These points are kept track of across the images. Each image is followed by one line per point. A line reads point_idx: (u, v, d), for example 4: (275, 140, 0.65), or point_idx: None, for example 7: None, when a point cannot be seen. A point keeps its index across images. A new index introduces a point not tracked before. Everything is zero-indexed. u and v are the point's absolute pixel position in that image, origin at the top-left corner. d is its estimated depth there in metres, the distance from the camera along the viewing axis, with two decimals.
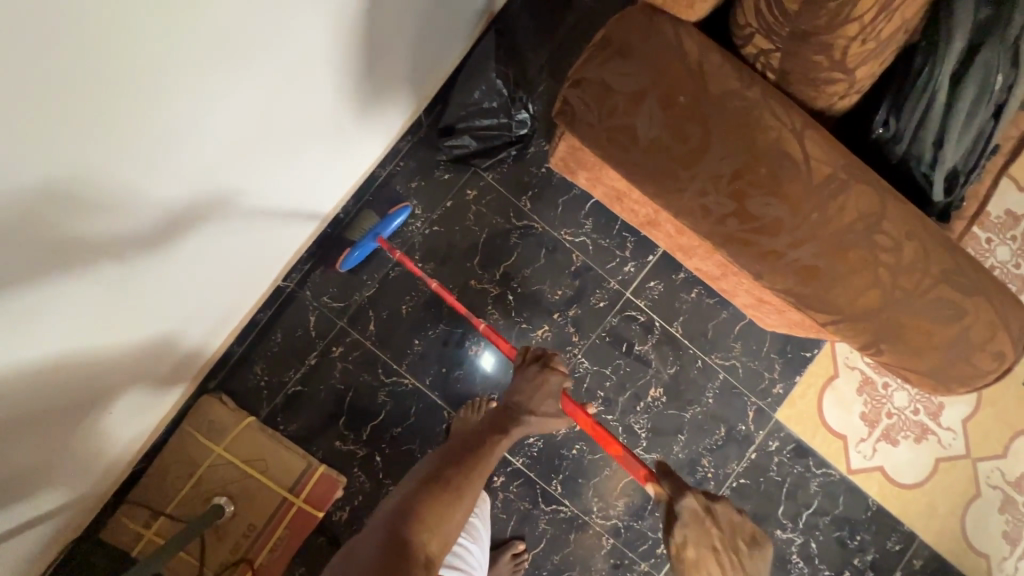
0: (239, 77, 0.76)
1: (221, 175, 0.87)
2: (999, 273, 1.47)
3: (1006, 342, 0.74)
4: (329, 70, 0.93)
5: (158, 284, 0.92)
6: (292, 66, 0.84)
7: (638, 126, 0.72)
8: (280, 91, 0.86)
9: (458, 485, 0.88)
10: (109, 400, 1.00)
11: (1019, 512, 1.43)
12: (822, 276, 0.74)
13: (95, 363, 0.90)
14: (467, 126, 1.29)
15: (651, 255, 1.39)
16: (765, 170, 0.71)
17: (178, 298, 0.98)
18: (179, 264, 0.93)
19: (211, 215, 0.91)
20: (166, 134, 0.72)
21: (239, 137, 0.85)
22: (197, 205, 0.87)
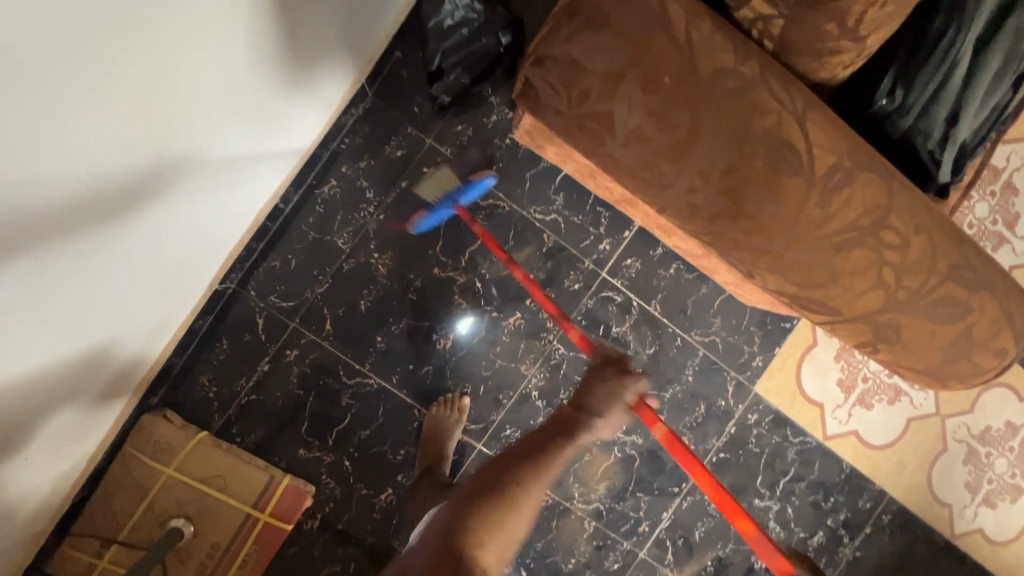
0: (117, 49, 0.59)
1: (122, 177, 0.71)
2: (977, 231, 1.44)
3: (1008, 339, 0.69)
4: (241, 33, 0.76)
5: (79, 308, 0.78)
6: (190, 31, 0.67)
7: (616, 115, 0.60)
8: (179, 66, 0.69)
9: (522, 493, 0.75)
10: (32, 435, 0.86)
11: (981, 463, 1.49)
12: (819, 277, 0.66)
13: (12, 403, 0.77)
14: (456, 57, 1.12)
15: (627, 230, 1.30)
16: (762, 163, 0.61)
17: (99, 317, 0.84)
18: (101, 285, 0.80)
19: (117, 224, 0.75)
20: (17, 128, 0.55)
21: (137, 127, 0.68)
22: (106, 213, 0.72)
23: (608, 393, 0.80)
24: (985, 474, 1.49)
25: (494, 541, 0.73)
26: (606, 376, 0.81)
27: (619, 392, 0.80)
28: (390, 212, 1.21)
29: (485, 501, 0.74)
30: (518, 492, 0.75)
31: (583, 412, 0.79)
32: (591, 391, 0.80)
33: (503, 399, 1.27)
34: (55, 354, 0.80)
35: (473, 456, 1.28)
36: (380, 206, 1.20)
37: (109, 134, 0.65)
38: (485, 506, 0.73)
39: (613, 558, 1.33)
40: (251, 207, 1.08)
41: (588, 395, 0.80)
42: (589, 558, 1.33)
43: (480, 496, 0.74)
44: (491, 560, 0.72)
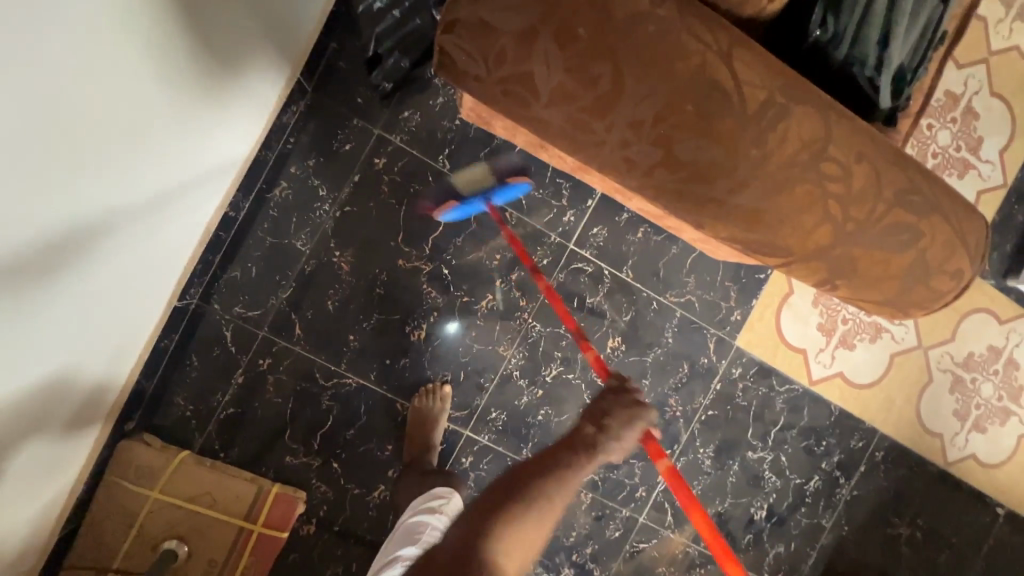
0: (20, 60, 0.54)
1: (40, 201, 0.65)
2: (942, 159, 1.43)
3: (963, 259, 0.69)
4: (141, 29, 0.70)
5: (29, 355, 0.75)
6: (87, 31, 0.62)
7: (537, 75, 0.58)
8: (86, 71, 0.64)
9: (536, 520, 0.71)
10: (1, 476, 0.82)
11: (968, 389, 1.50)
12: (766, 219, 0.65)
13: None
14: (391, 41, 1.07)
15: (590, 199, 1.28)
16: (692, 108, 0.59)
17: (46, 352, 0.79)
18: (46, 328, 0.76)
19: (47, 262, 0.70)
20: None
21: (50, 145, 0.63)
22: (43, 259, 0.69)
23: (624, 425, 0.77)
24: (972, 400, 1.51)
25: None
26: (626, 403, 0.79)
27: (633, 417, 0.78)
28: (346, 209, 1.18)
29: (510, 518, 0.69)
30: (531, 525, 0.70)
31: (605, 435, 0.76)
32: (609, 413, 0.78)
33: (484, 382, 1.27)
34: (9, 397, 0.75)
35: (462, 443, 1.27)
36: (336, 203, 1.18)
37: (20, 154, 0.59)
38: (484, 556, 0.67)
39: (614, 527, 1.34)
40: (193, 221, 1.03)
41: (606, 418, 0.77)
42: (590, 529, 1.33)
43: (481, 544, 0.68)
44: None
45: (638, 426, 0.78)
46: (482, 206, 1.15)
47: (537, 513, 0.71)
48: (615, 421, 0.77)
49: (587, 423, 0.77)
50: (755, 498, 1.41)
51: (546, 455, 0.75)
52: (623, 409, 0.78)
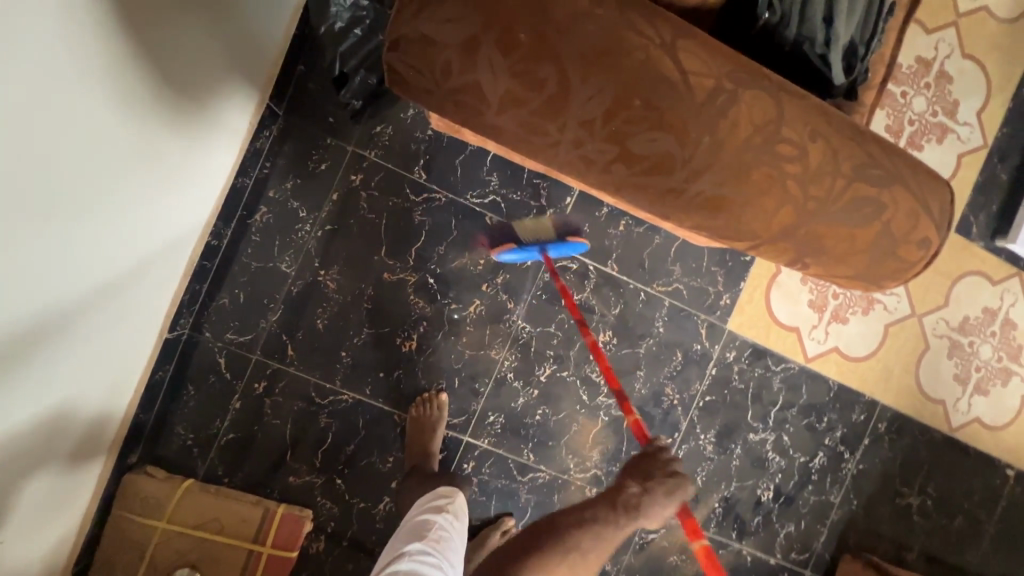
0: (20, 139, 0.57)
1: (37, 261, 0.68)
2: (919, 126, 1.43)
3: (929, 227, 0.69)
4: (117, 76, 0.72)
5: (30, 404, 0.78)
6: (72, 89, 0.64)
7: (484, 84, 0.59)
8: (74, 137, 0.67)
9: (575, 565, 0.78)
10: (9, 518, 0.83)
11: (966, 353, 1.50)
12: (727, 205, 0.65)
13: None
14: (356, 60, 1.09)
15: (569, 197, 1.29)
16: (640, 102, 0.60)
17: (34, 401, 0.79)
18: (45, 379, 0.79)
19: (42, 317, 0.73)
20: None
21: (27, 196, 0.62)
22: (38, 314, 0.71)
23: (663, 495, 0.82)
24: (971, 363, 1.50)
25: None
26: (667, 469, 0.85)
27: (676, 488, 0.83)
28: (327, 227, 1.20)
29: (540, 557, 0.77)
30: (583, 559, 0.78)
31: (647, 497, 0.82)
32: (649, 475, 0.84)
33: (480, 387, 1.28)
34: (2, 449, 0.75)
35: (462, 449, 1.28)
36: (317, 223, 1.19)
37: (12, 211, 0.60)
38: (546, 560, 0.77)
39: None
40: (171, 253, 1.03)
41: (649, 481, 0.84)
42: None
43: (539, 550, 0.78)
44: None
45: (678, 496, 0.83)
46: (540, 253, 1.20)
47: (578, 558, 0.78)
48: (658, 488, 0.83)
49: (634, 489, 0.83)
50: (761, 480, 1.41)
51: (590, 501, 0.84)
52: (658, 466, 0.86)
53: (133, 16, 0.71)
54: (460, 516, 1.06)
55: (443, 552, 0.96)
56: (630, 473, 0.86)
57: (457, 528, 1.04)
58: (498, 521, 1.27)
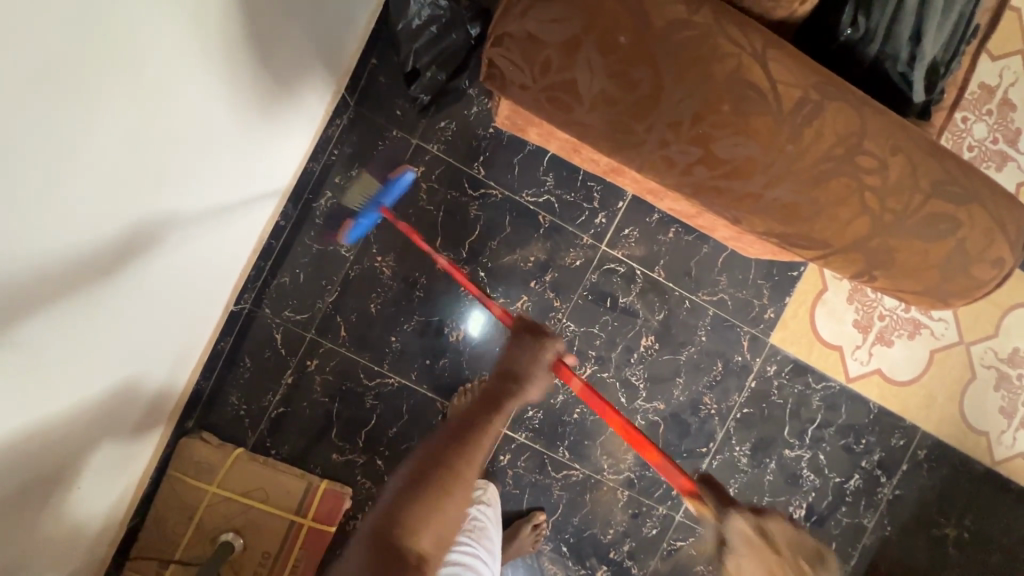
0: (131, 101, 0.64)
1: (138, 217, 0.75)
2: (977, 152, 1.42)
3: (1005, 248, 0.69)
4: (224, 56, 0.78)
5: (119, 352, 0.85)
6: (182, 63, 0.70)
7: (580, 82, 0.62)
8: (180, 107, 0.73)
9: (456, 489, 0.74)
10: (87, 461, 0.89)
11: (1014, 386, 1.47)
12: (804, 213, 0.67)
13: (77, 436, 0.83)
14: (428, 57, 1.13)
15: (621, 201, 1.31)
16: (729, 108, 0.62)
17: (116, 352, 0.84)
18: (134, 329, 0.86)
19: (137, 268, 0.80)
20: (67, 202, 0.62)
21: (128, 156, 0.68)
22: (135, 265, 0.79)
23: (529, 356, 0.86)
24: (1019, 397, 1.47)
25: (436, 536, 0.72)
26: (526, 344, 0.87)
27: (541, 354, 0.86)
28: (386, 215, 1.24)
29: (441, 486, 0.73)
30: (454, 471, 0.74)
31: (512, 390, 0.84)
32: (516, 359, 0.86)
33: None
34: (83, 396, 0.81)
35: (500, 441, 1.30)
36: None
37: (119, 165, 0.67)
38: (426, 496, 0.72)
39: (651, 524, 1.35)
40: (249, 225, 1.09)
41: (510, 371, 0.86)
42: (627, 526, 1.35)
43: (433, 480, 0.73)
44: (428, 548, 0.71)
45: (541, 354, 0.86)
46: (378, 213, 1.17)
47: (459, 480, 0.74)
48: (521, 360, 0.86)
49: (492, 385, 0.85)
50: (794, 497, 1.40)
51: (467, 414, 0.81)
52: (527, 350, 0.86)
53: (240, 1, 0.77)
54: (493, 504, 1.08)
55: (480, 540, 0.98)
56: (502, 358, 0.88)
57: (492, 516, 1.05)
58: (529, 514, 1.30)
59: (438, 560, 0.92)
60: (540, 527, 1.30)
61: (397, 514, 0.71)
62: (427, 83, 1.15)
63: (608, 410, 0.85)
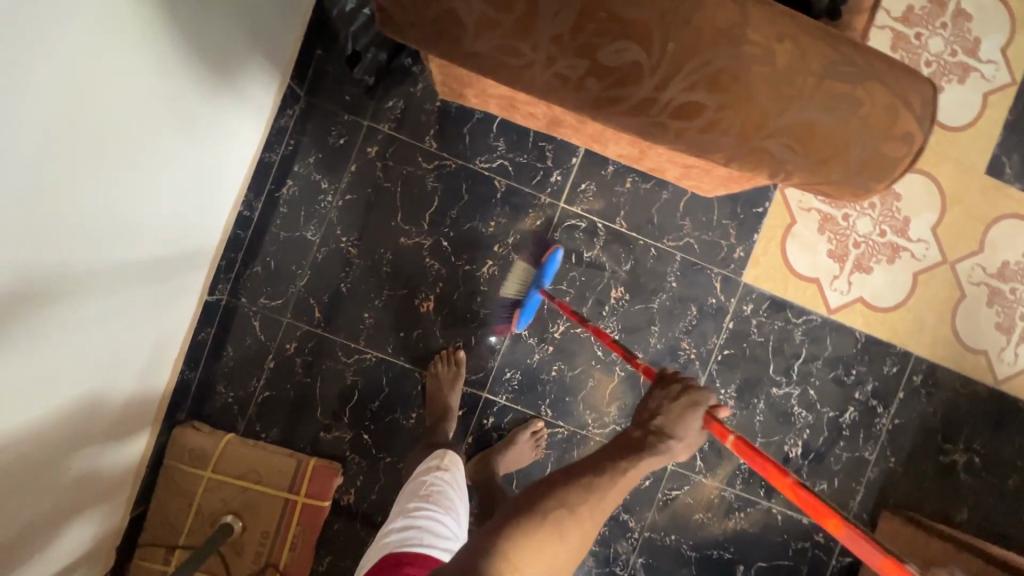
0: (74, 84, 0.67)
1: (89, 202, 0.77)
2: (936, 67, 1.40)
3: (911, 122, 0.70)
4: (165, 40, 0.81)
5: (85, 339, 0.87)
6: (122, 48, 0.73)
7: (461, 10, 0.64)
8: (123, 92, 0.76)
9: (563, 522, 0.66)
10: (69, 447, 0.92)
11: (1007, 301, 1.42)
12: (701, 111, 0.68)
13: (54, 422, 0.86)
14: (366, 38, 1.17)
15: (574, 156, 1.33)
16: (607, 14, 0.63)
17: (79, 353, 0.87)
18: (98, 317, 0.88)
19: (93, 252, 0.82)
20: (21, 183, 0.64)
21: (66, 157, 0.70)
22: (90, 249, 0.81)
23: (682, 415, 0.73)
24: (1014, 311, 1.43)
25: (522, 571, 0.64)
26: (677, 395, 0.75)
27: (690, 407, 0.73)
28: (347, 197, 1.29)
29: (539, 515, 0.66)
30: (575, 515, 0.66)
31: (660, 437, 0.72)
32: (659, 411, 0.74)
33: (495, 345, 1.32)
34: (50, 400, 0.83)
35: (481, 404, 1.33)
36: (337, 194, 1.29)
37: (68, 148, 0.69)
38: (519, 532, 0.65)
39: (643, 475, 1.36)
40: (208, 213, 1.11)
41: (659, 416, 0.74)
42: None
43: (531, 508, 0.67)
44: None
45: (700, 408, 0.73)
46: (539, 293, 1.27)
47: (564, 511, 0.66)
48: (669, 409, 0.74)
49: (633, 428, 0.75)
50: (788, 436, 1.39)
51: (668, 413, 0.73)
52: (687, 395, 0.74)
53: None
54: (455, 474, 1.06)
55: (438, 501, 0.98)
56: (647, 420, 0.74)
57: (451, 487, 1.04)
58: (527, 422, 1.31)
59: (392, 528, 0.93)
60: (538, 433, 1.31)
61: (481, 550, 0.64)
62: (370, 64, 1.20)
63: (752, 455, 0.69)
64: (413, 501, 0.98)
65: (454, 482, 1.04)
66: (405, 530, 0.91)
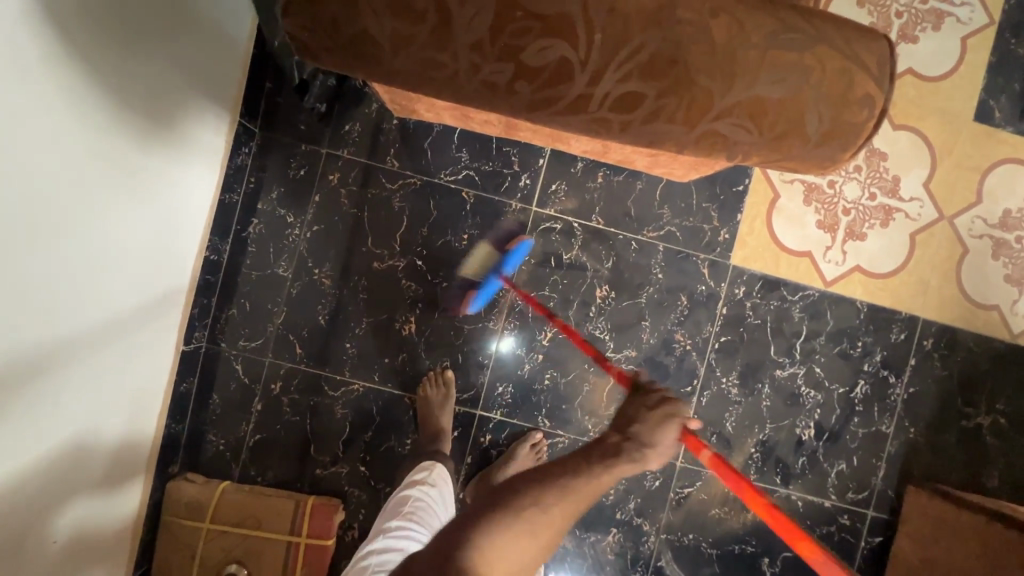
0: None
1: (36, 273, 0.74)
2: (907, 18, 1.33)
3: (869, 84, 0.65)
4: (89, 95, 0.77)
5: (54, 412, 0.84)
6: (43, 110, 0.69)
7: (372, 29, 0.61)
8: (52, 155, 0.72)
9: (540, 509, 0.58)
10: (55, 521, 0.89)
11: (1015, 251, 1.35)
12: (640, 101, 0.64)
13: (33, 500, 0.83)
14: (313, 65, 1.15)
15: (541, 158, 1.29)
16: (524, 12, 0.60)
17: (52, 427, 0.84)
18: (64, 387, 0.85)
19: (48, 324, 0.78)
20: None
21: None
22: (44, 321, 0.77)
23: (655, 428, 0.64)
24: None
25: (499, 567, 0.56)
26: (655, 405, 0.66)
27: (666, 418, 0.65)
28: (314, 228, 1.26)
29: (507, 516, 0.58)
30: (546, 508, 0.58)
31: (631, 445, 0.63)
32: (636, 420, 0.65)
33: (483, 360, 1.29)
34: (28, 480, 0.80)
35: (477, 422, 1.29)
36: (304, 226, 1.26)
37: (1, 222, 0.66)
38: (497, 524, 0.57)
39: (652, 476, 1.31)
40: (170, 264, 1.08)
41: (632, 424, 0.65)
42: (628, 484, 1.31)
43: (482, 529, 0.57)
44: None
45: (673, 424, 0.65)
46: (500, 280, 1.27)
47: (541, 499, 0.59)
48: (643, 428, 0.64)
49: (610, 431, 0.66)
50: (798, 418, 1.33)
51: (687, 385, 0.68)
52: (650, 412, 0.65)
53: (94, 39, 0.76)
54: (442, 487, 1.08)
55: (423, 522, 0.99)
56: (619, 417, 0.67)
57: (435, 499, 1.05)
58: (525, 436, 1.28)
59: (376, 547, 0.93)
60: (538, 446, 1.27)
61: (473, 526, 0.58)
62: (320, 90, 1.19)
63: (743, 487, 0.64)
64: (397, 520, 0.98)
65: (440, 500, 1.06)
66: (385, 551, 0.92)
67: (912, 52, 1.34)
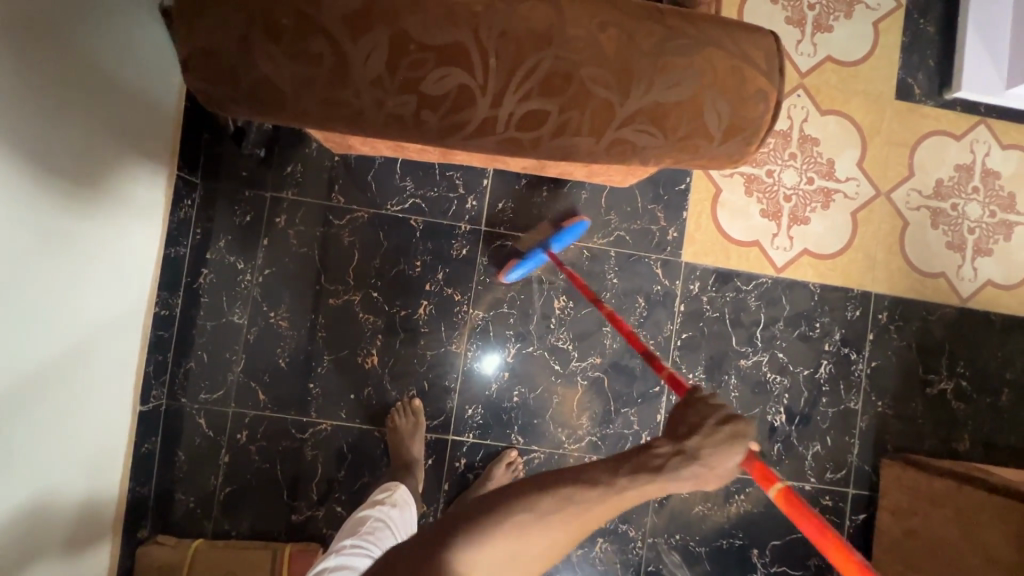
0: None
1: None
2: (819, 9, 1.39)
3: (760, 79, 0.68)
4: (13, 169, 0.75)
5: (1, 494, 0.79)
6: None
7: (273, 76, 0.62)
8: None
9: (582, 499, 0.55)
10: None
11: (952, 218, 1.40)
12: (545, 117, 0.66)
13: None
14: None
15: (485, 178, 1.31)
16: (417, 45, 0.61)
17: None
18: (9, 466, 0.81)
19: None
20: None
21: None
22: None
23: (722, 449, 0.57)
24: (962, 227, 1.40)
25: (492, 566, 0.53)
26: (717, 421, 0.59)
27: (733, 440, 0.58)
28: (266, 272, 1.26)
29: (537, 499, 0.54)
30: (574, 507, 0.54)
31: (684, 460, 0.57)
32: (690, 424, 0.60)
33: (450, 384, 1.29)
34: None
35: (450, 447, 1.28)
36: (256, 271, 1.26)
37: None
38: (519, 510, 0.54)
39: None
40: (115, 325, 1.06)
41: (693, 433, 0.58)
42: None
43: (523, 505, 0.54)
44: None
45: (739, 451, 0.58)
46: (546, 255, 1.23)
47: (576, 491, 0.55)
48: (705, 443, 0.57)
49: (662, 443, 0.59)
50: (768, 405, 1.34)
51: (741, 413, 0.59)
52: (720, 437, 0.58)
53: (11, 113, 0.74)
54: (404, 506, 1.07)
55: (378, 543, 0.97)
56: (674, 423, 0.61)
57: (396, 518, 1.04)
58: (501, 455, 1.27)
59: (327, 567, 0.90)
60: (514, 464, 1.27)
61: (554, 479, 0.56)
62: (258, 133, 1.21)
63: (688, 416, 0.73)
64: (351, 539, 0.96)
65: (398, 519, 1.04)
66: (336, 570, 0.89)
67: (828, 41, 1.39)
